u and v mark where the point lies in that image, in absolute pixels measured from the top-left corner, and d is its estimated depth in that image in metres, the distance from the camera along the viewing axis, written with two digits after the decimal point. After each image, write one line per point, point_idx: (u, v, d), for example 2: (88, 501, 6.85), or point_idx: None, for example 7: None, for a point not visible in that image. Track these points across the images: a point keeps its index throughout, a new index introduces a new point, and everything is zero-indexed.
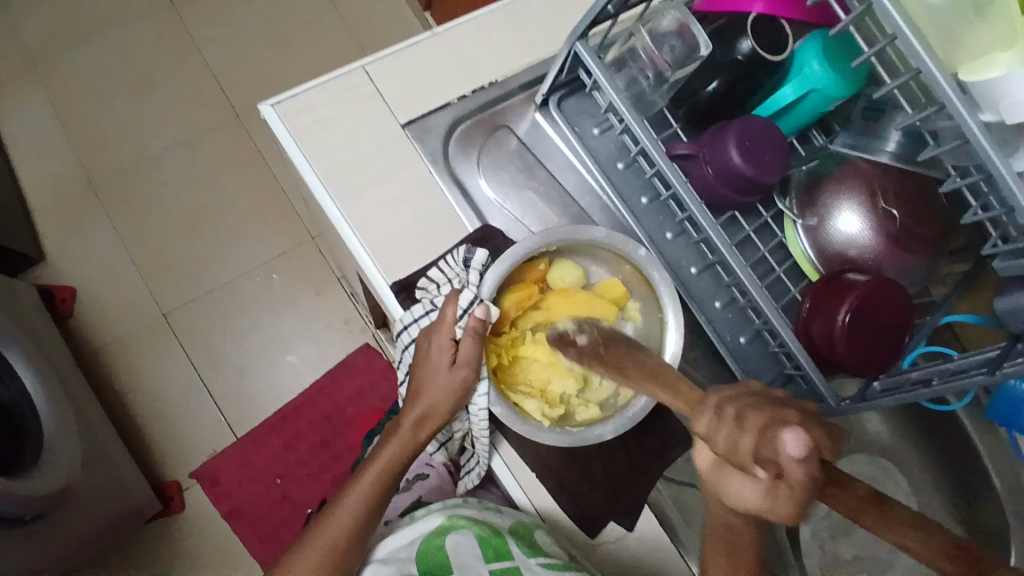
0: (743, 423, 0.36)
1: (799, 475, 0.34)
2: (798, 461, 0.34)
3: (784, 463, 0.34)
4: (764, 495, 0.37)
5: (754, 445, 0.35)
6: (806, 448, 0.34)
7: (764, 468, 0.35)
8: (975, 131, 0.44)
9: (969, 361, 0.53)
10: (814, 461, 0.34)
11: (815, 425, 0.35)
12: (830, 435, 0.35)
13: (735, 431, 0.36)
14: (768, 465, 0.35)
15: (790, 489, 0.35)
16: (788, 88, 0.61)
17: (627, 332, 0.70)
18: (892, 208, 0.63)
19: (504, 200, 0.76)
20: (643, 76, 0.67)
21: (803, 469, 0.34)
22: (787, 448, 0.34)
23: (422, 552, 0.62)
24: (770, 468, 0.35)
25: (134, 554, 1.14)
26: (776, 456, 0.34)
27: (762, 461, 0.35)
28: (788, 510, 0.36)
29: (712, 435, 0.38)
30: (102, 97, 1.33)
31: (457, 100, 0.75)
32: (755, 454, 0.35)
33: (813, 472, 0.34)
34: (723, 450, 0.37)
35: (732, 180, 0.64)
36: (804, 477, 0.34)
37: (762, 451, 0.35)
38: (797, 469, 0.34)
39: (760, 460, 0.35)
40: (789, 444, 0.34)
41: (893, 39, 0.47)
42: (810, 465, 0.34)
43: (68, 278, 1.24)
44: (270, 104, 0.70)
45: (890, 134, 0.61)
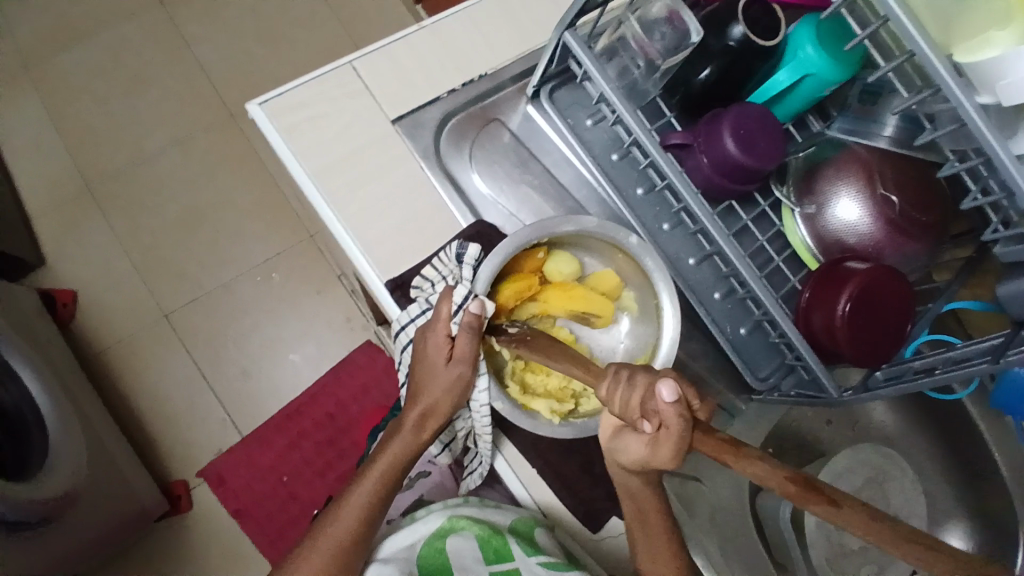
0: (634, 381, 0.46)
1: (670, 415, 0.42)
2: (670, 404, 0.42)
3: (663, 412, 0.42)
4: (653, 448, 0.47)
5: (640, 397, 0.45)
6: (675, 395, 0.42)
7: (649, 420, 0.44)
8: (971, 114, 0.43)
9: (972, 349, 0.52)
10: (684, 410, 0.42)
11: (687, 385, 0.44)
12: (700, 396, 0.44)
13: (629, 389, 0.46)
14: (654, 416, 0.44)
15: (669, 437, 0.44)
16: (782, 74, 0.60)
17: (624, 321, 0.72)
18: (891, 194, 0.61)
19: (498, 194, 0.75)
20: (634, 65, 0.66)
21: (677, 416, 0.42)
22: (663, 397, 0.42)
23: (423, 556, 0.62)
24: (655, 417, 0.43)
25: (144, 554, 1.15)
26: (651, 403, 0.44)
27: (648, 410, 0.44)
28: (669, 459, 0.46)
29: (610, 397, 0.47)
30: (96, 99, 1.33)
31: (447, 94, 0.74)
32: (641, 405, 0.44)
33: (684, 417, 0.42)
34: (619, 408, 0.46)
35: (732, 171, 0.62)
36: (677, 420, 0.42)
37: (647, 404, 0.44)
38: (672, 415, 0.42)
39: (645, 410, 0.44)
40: (664, 392, 0.42)
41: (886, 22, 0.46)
42: (684, 413, 0.42)
43: (69, 282, 1.24)
44: (258, 103, 0.69)
45: (887, 118, 0.60)
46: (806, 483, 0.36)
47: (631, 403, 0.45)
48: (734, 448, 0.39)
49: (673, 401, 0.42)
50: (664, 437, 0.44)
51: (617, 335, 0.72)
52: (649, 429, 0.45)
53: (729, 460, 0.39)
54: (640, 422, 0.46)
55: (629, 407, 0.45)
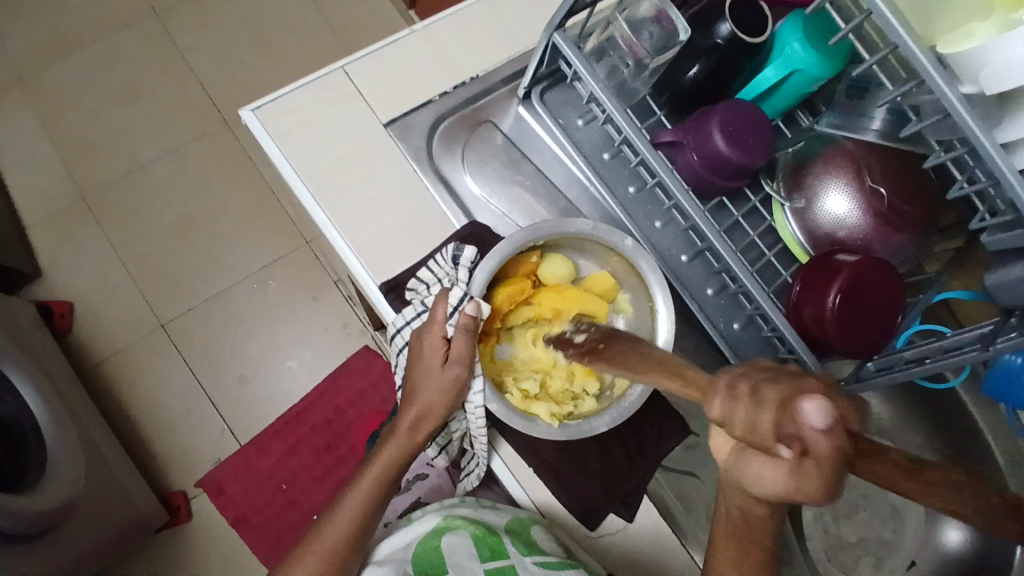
0: (760, 399, 0.29)
1: (826, 450, 0.27)
2: (823, 432, 0.27)
3: (808, 439, 0.27)
4: (793, 480, 0.29)
5: (775, 420, 0.28)
6: (830, 420, 0.27)
7: (787, 445, 0.28)
8: (956, 106, 0.43)
9: (962, 338, 0.52)
10: (840, 432, 0.28)
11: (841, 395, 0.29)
12: (857, 406, 0.29)
13: (752, 409, 0.29)
14: (796, 444, 0.28)
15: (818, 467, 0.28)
16: (770, 70, 0.60)
17: (618, 324, 0.71)
18: (880, 187, 0.62)
19: (490, 196, 0.75)
20: (623, 65, 0.67)
21: (831, 443, 0.27)
22: (809, 422, 0.27)
23: (417, 553, 0.61)
24: (795, 443, 0.28)
25: (143, 564, 1.15)
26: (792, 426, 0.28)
27: (787, 440, 0.28)
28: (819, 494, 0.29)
29: (727, 416, 0.30)
30: (90, 110, 1.33)
31: (438, 97, 0.75)
32: (775, 432, 0.28)
33: (839, 448, 0.28)
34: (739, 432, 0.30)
35: (721, 166, 0.63)
36: (832, 451, 0.27)
37: (784, 428, 0.28)
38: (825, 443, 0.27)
39: (781, 437, 0.28)
40: (812, 415, 0.27)
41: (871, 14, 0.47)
42: (837, 437, 0.28)
43: (65, 293, 1.24)
44: (250, 109, 0.70)
45: (874, 112, 0.60)
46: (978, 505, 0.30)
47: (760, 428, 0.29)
48: (914, 474, 0.29)
49: (828, 428, 0.27)
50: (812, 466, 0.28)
51: None
52: (786, 459, 0.28)
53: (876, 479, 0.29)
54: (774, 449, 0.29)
55: (756, 435, 0.29)
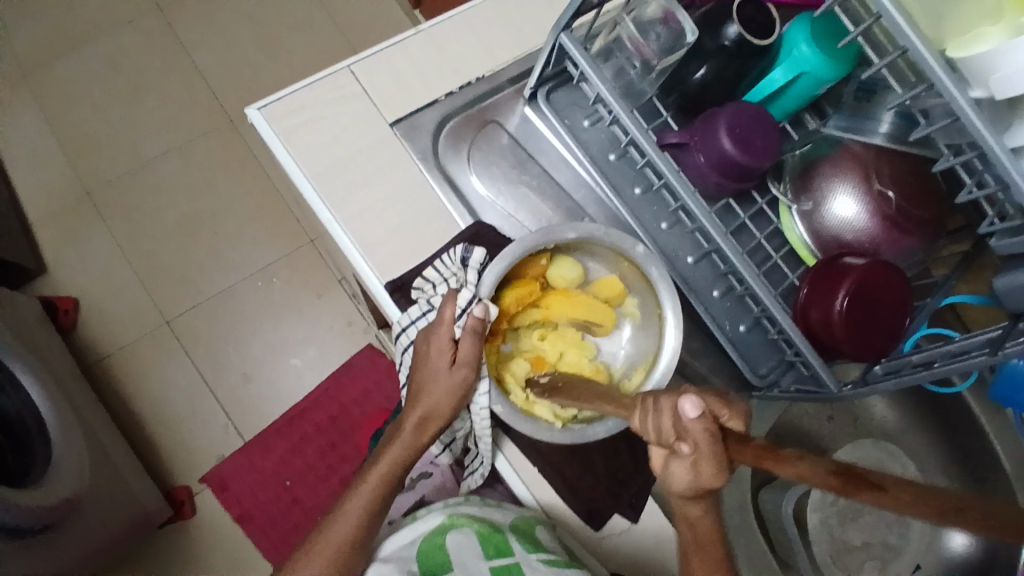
0: (660, 407, 0.40)
1: (697, 433, 0.36)
2: (694, 418, 0.36)
3: (690, 430, 0.36)
4: (693, 471, 0.38)
5: (671, 422, 0.38)
6: (699, 409, 0.36)
7: (682, 441, 0.38)
8: (966, 110, 0.43)
9: (971, 342, 0.52)
10: (710, 423, 0.36)
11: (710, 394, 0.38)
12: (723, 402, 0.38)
13: (657, 416, 0.40)
14: (686, 437, 0.37)
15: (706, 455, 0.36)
16: (778, 72, 0.60)
17: (625, 328, 0.73)
18: (887, 189, 0.62)
19: (496, 196, 0.75)
20: (630, 66, 0.66)
21: (704, 430, 0.36)
22: (686, 414, 0.36)
23: (422, 551, 0.61)
24: (687, 439, 0.37)
25: (146, 561, 1.15)
26: (681, 422, 0.37)
27: (679, 434, 0.38)
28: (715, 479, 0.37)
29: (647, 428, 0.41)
30: (96, 107, 1.33)
31: (444, 97, 0.75)
32: (674, 431, 0.38)
33: (711, 431, 0.36)
34: (654, 436, 0.40)
35: (727, 168, 0.63)
36: (705, 435, 0.36)
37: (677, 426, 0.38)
38: (699, 432, 0.36)
39: (677, 435, 0.38)
40: (686, 407, 0.37)
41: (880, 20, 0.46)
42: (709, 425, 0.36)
43: (70, 290, 1.24)
44: (256, 107, 0.69)
45: (882, 115, 0.61)
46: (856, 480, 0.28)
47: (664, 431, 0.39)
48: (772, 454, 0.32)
49: (695, 414, 0.36)
50: (700, 457, 0.37)
51: (618, 341, 0.73)
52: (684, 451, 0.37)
53: (771, 466, 0.32)
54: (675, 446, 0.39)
55: (661, 434, 0.39)
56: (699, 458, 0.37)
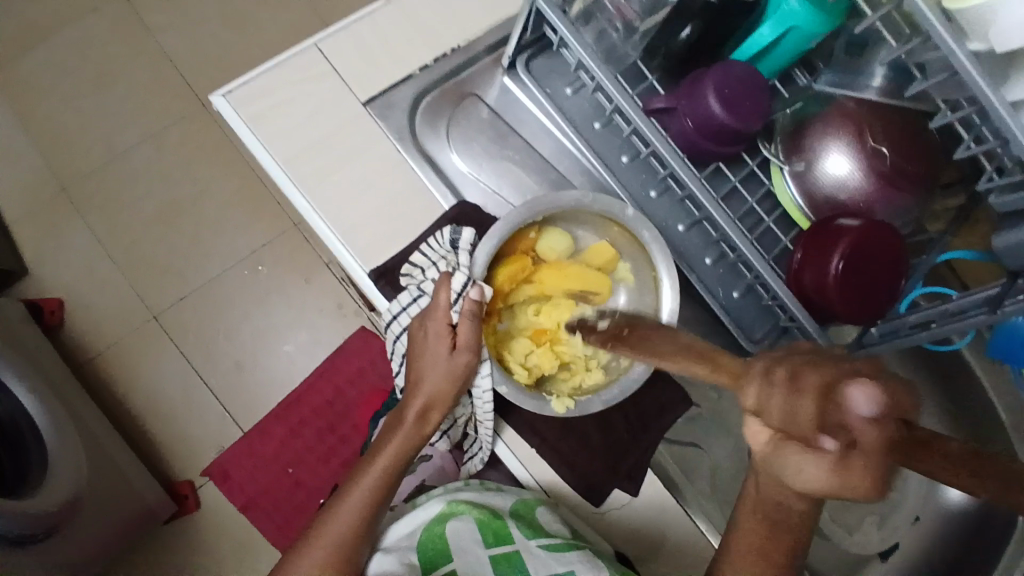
0: (800, 387, 0.33)
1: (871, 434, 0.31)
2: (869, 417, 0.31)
3: (854, 424, 0.31)
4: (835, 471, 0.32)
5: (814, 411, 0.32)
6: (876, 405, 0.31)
7: (832, 435, 0.32)
8: (965, 65, 0.41)
9: (968, 301, 0.51)
10: (884, 416, 0.31)
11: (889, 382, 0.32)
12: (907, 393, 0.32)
13: (795, 397, 0.33)
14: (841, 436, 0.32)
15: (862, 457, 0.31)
16: (765, 28, 0.58)
17: (621, 294, 0.70)
18: (883, 146, 0.60)
19: (479, 172, 0.73)
20: (611, 28, 0.62)
21: (876, 430, 0.31)
22: (856, 409, 0.31)
23: (423, 541, 0.60)
24: (845, 434, 0.31)
25: (154, 553, 1.16)
26: (842, 413, 0.31)
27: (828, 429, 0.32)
28: (862, 487, 0.32)
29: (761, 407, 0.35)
30: (62, 97, 1.28)
31: (419, 72, 0.71)
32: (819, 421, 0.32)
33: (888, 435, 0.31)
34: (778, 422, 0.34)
35: (714, 131, 0.60)
36: (875, 434, 0.31)
37: (828, 418, 0.32)
38: (865, 428, 0.31)
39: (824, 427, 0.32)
40: (858, 399, 0.31)
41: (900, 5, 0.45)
42: (884, 423, 0.31)
43: (53, 288, 1.22)
44: (221, 93, 0.66)
45: (874, 69, 0.58)
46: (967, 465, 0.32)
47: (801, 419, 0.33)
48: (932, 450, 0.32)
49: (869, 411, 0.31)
50: (852, 456, 0.32)
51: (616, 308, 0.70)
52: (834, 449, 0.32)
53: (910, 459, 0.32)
54: (820, 437, 0.32)
55: (799, 420, 0.33)
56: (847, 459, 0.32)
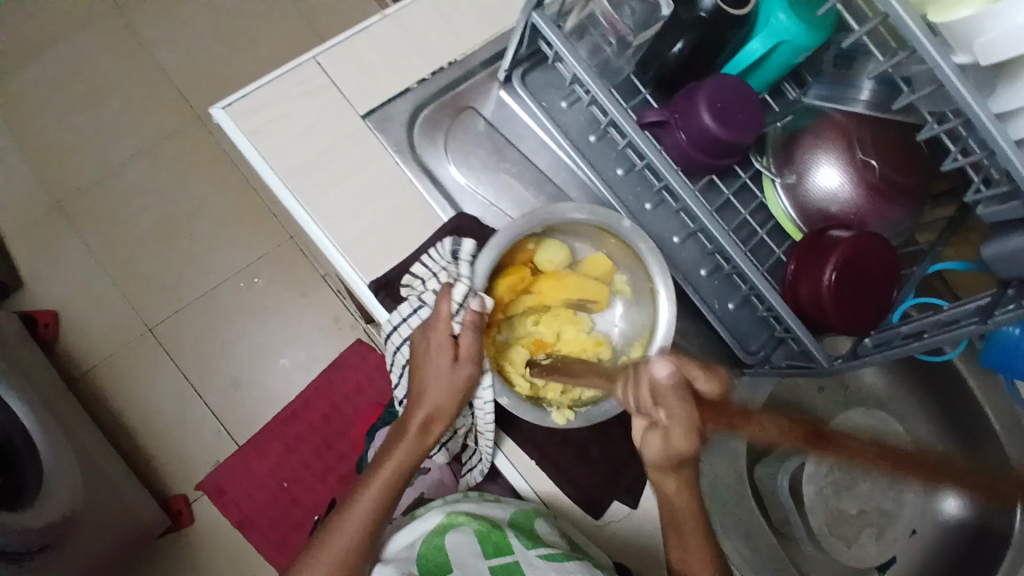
0: (639, 379, 0.50)
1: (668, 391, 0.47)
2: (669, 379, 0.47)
3: (661, 390, 0.48)
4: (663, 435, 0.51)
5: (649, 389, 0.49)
6: (671, 372, 0.47)
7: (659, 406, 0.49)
8: (950, 76, 0.42)
9: (960, 311, 0.52)
10: (678, 382, 0.48)
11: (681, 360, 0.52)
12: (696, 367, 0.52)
13: (636, 385, 0.51)
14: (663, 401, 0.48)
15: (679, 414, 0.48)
16: (755, 42, 0.59)
17: (618, 305, 0.71)
18: (871, 159, 0.61)
19: (476, 184, 0.74)
20: (605, 43, 0.64)
21: (673, 388, 0.47)
22: (657, 376, 0.47)
23: (422, 553, 0.60)
24: (662, 401, 0.48)
25: (148, 570, 1.14)
26: (655, 387, 0.48)
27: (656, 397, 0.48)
28: (682, 440, 0.50)
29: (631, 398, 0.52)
30: (60, 113, 1.29)
31: (416, 85, 0.72)
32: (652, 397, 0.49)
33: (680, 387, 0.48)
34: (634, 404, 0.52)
35: (707, 143, 0.61)
36: (671, 395, 0.48)
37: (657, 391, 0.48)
38: (669, 391, 0.47)
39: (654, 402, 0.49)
40: (661, 371, 0.47)
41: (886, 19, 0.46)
42: (679, 385, 0.48)
43: (49, 302, 1.22)
44: (221, 107, 0.67)
45: (862, 82, 0.58)
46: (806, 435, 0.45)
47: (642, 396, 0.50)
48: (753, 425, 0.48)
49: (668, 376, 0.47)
50: (673, 417, 0.49)
51: (611, 319, 0.71)
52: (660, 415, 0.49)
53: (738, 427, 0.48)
54: (654, 410, 0.50)
55: (640, 395, 0.50)
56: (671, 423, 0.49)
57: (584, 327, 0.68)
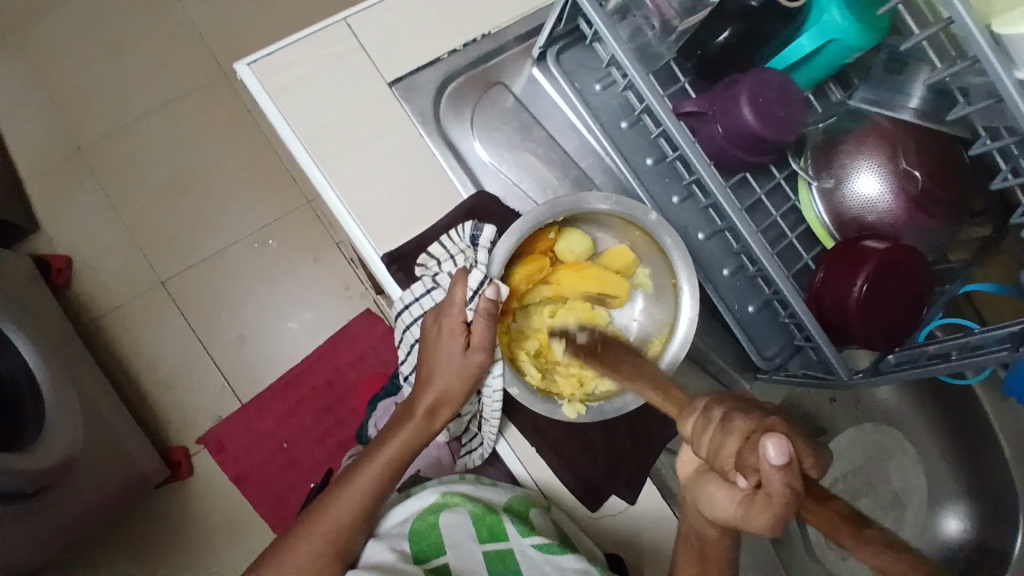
0: (729, 428, 0.39)
1: (777, 483, 0.35)
2: (777, 468, 0.35)
3: (766, 473, 0.35)
4: (743, 504, 0.39)
5: (736, 450, 0.38)
6: (785, 457, 0.35)
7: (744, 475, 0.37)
8: (1011, 90, 0.40)
9: (989, 336, 0.50)
10: (793, 475, 0.35)
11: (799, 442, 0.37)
12: (811, 451, 0.37)
13: (722, 436, 0.39)
14: (753, 474, 0.37)
15: (765, 500, 0.37)
16: (804, 38, 0.56)
17: (638, 300, 0.69)
18: (914, 169, 0.59)
19: (500, 163, 0.72)
20: (648, 26, 0.61)
21: (783, 484, 0.35)
22: (765, 454, 0.35)
23: (414, 531, 0.60)
24: (751, 474, 0.37)
25: (145, 518, 1.16)
26: (752, 460, 0.36)
27: (743, 468, 0.37)
28: (766, 524, 0.37)
29: (695, 436, 0.41)
30: (84, 56, 1.27)
31: (447, 55, 0.70)
32: (737, 459, 0.38)
33: (791, 487, 0.35)
34: (707, 454, 0.40)
35: (746, 141, 0.59)
36: (784, 489, 0.35)
37: (745, 460, 0.37)
38: (778, 480, 0.35)
39: (741, 467, 0.38)
40: (771, 452, 0.35)
41: (947, 24, 0.44)
42: (792, 480, 0.35)
43: (62, 246, 1.21)
44: (246, 63, 0.65)
45: (914, 88, 0.56)
46: (893, 544, 0.31)
47: (723, 453, 0.38)
48: (850, 524, 0.33)
49: (781, 463, 0.34)
50: (763, 498, 0.37)
51: (631, 313, 0.69)
52: (743, 484, 0.38)
53: (843, 539, 0.32)
54: (733, 473, 0.39)
55: (721, 455, 0.39)
56: (754, 499, 0.38)
57: (600, 322, 0.67)
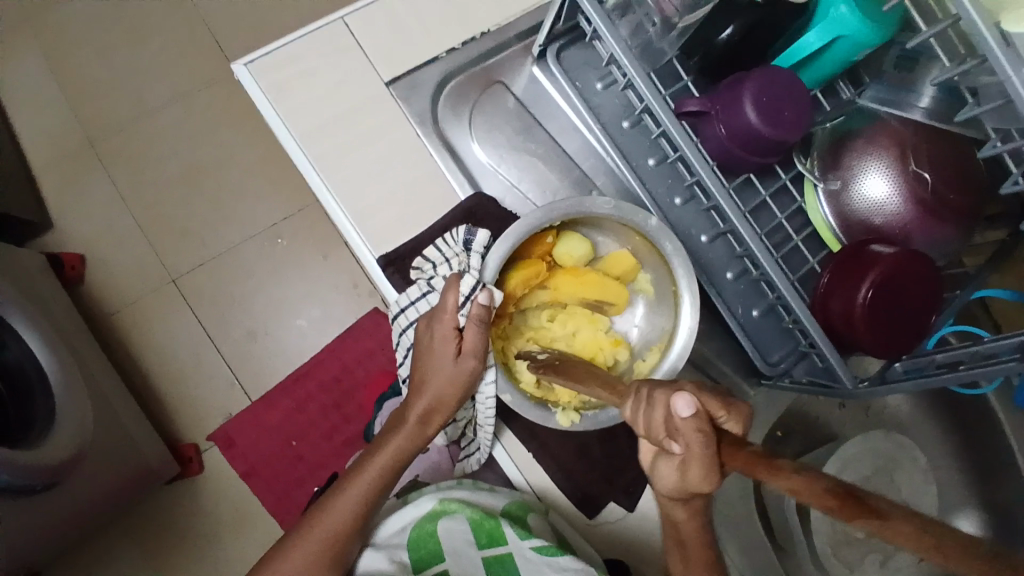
0: (653, 399, 0.38)
1: (689, 432, 0.35)
2: (688, 417, 0.35)
3: (680, 429, 0.35)
4: (681, 471, 0.36)
5: (663, 415, 0.37)
6: (693, 407, 0.35)
7: (675, 440, 0.36)
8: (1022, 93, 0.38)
9: (999, 345, 0.48)
10: (704, 422, 0.35)
11: (711, 396, 0.37)
12: (723, 403, 0.37)
13: (648, 411, 0.38)
14: (676, 437, 0.36)
15: (696, 457, 0.35)
16: (812, 34, 0.54)
17: (639, 305, 0.68)
18: (923, 170, 0.56)
19: (499, 163, 0.71)
20: (649, 22, 0.59)
21: (695, 432, 0.35)
22: (675, 410, 0.35)
23: (412, 539, 0.59)
24: (677, 438, 0.36)
25: (156, 512, 1.18)
26: (672, 420, 0.36)
27: (669, 432, 0.36)
28: (705, 484, 0.36)
29: (637, 419, 0.40)
30: (98, 54, 1.28)
31: (446, 54, 0.69)
32: (666, 426, 0.37)
33: (704, 431, 0.34)
34: (646, 431, 0.39)
35: (750, 142, 0.57)
36: (697, 438, 0.34)
37: (669, 423, 0.36)
38: (690, 432, 0.35)
39: (670, 432, 0.36)
40: (681, 405, 0.35)
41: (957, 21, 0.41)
42: (704, 428, 0.35)
43: (76, 243, 1.23)
44: (242, 62, 0.64)
45: (924, 88, 0.54)
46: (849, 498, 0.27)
47: (654, 426, 0.38)
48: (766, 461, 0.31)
49: (689, 413, 0.35)
50: (690, 458, 0.35)
51: (631, 318, 0.68)
52: (675, 448, 0.36)
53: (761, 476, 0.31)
54: (667, 443, 0.37)
55: (654, 427, 0.38)
56: (688, 460, 0.36)
57: (601, 328, 0.66)
